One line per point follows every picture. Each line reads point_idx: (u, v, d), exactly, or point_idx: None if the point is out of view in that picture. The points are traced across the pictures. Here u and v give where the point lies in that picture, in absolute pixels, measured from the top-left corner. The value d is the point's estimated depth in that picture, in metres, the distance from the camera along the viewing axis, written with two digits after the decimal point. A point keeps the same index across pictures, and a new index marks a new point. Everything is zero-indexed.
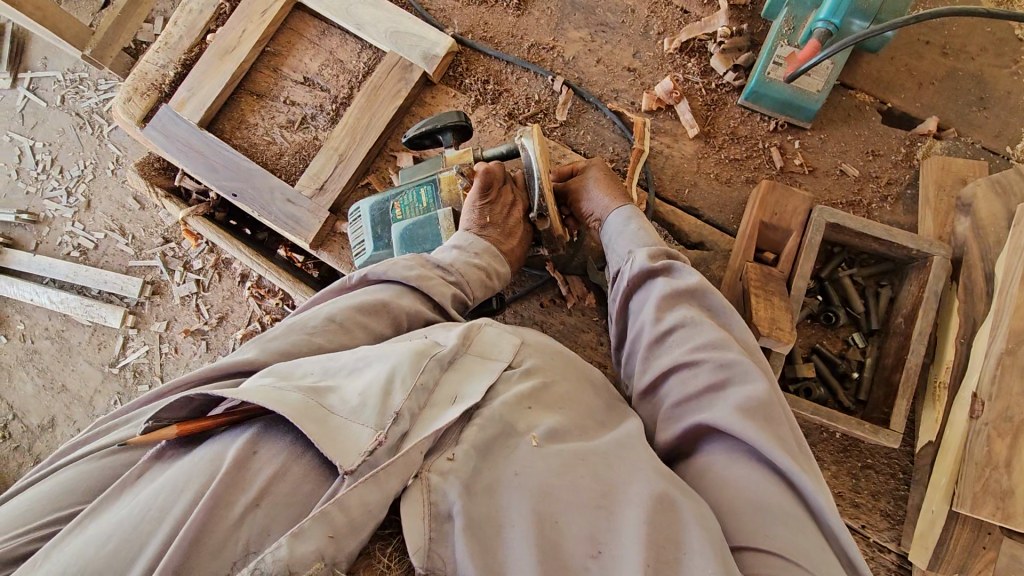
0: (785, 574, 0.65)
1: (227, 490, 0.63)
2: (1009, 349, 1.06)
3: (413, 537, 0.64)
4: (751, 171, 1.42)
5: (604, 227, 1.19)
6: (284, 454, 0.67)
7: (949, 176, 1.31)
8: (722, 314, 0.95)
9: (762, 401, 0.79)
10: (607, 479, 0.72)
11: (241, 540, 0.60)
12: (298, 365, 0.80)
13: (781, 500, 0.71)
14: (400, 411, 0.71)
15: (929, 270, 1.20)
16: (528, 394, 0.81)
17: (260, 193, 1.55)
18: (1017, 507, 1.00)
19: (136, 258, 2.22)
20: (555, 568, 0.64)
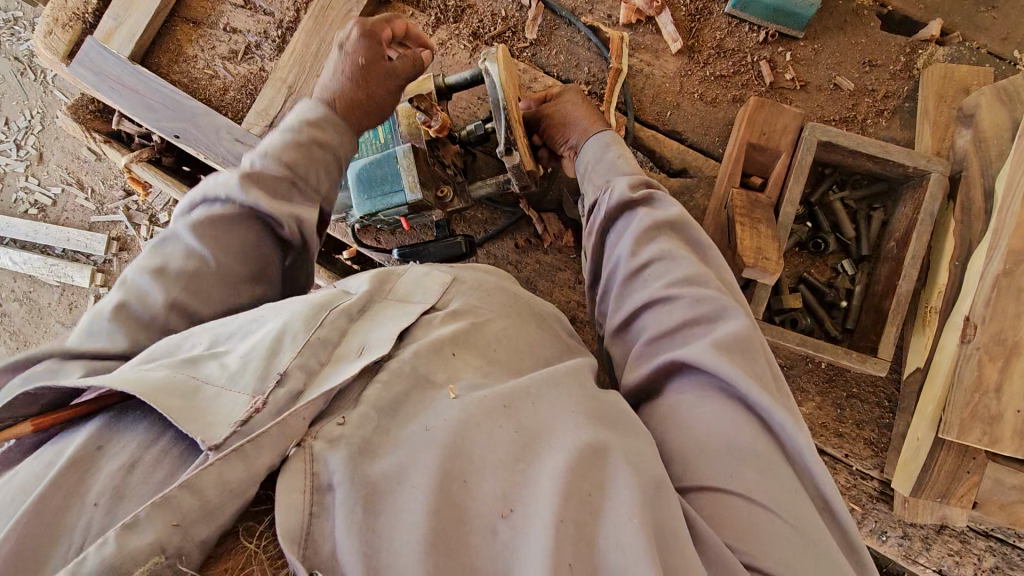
0: (750, 518, 0.61)
1: (59, 491, 0.55)
2: (1006, 270, 1.00)
3: (287, 514, 0.55)
4: (739, 88, 1.30)
5: (578, 156, 1.08)
6: (137, 442, 0.59)
7: (952, 85, 1.20)
8: (702, 247, 0.88)
9: (741, 337, 0.73)
10: (531, 427, 0.66)
11: (71, 544, 0.52)
12: (187, 337, 0.73)
13: (752, 441, 0.66)
14: (285, 371, 0.64)
15: (925, 188, 1.12)
16: (445, 341, 0.74)
17: (205, 133, 1.42)
18: (1004, 433, 0.97)
19: (98, 213, 2.20)
20: (452, 532, 0.57)
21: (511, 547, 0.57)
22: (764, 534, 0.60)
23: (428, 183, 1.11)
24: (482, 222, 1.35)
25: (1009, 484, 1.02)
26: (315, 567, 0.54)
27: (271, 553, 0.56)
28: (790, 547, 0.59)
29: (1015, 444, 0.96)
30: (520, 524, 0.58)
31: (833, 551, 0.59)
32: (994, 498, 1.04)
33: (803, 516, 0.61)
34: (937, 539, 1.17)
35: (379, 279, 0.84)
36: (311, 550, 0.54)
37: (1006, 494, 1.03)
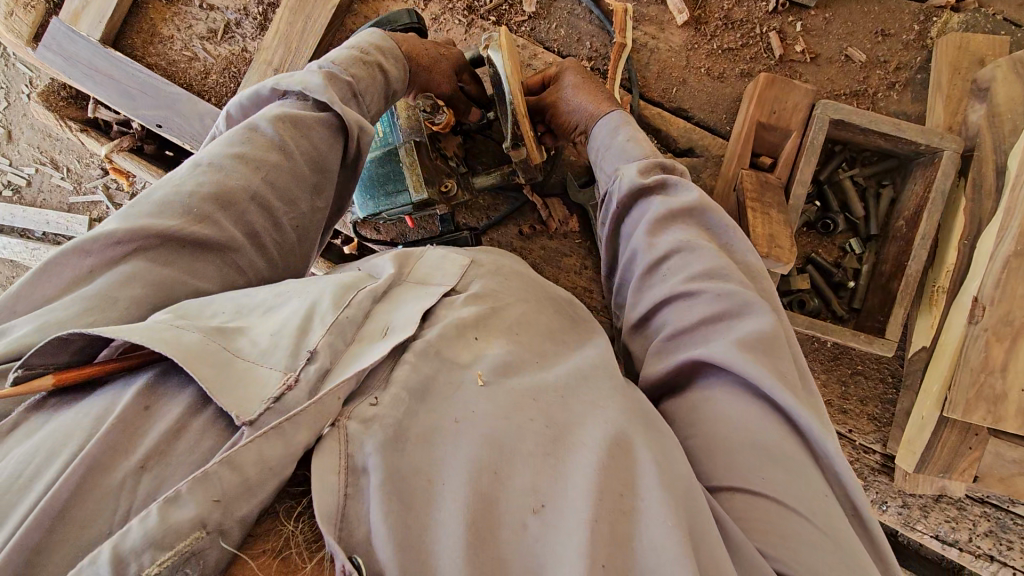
0: (774, 520, 0.61)
1: (107, 451, 0.55)
2: (1016, 251, 1.00)
3: (323, 496, 0.55)
4: (747, 61, 1.25)
5: (589, 138, 1.05)
6: (180, 407, 0.59)
7: (967, 56, 1.16)
8: (722, 236, 0.85)
9: (764, 334, 0.72)
10: (560, 421, 0.65)
11: (118, 507, 0.53)
12: (212, 301, 0.72)
13: (778, 441, 0.66)
14: (316, 349, 0.64)
15: (937, 167, 1.10)
16: (467, 319, 0.74)
17: (187, 120, 1.35)
18: (1007, 412, 0.99)
19: (76, 193, 2.15)
20: (488, 529, 0.57)
21: (544, 546, 0.56)
22: (788, 535, 0.60)
23: (432, 180, 1.10)
24: (485, 207, 1.33)
25: (1009, 458, 1.05)
26: (353, 550, 0.55)
27: (306, 536, 0.57)
28: (816, 547, 0.59)
29: (1019, 422, 0.99)
30: (554, 522, 0.57)
31: (859, 552, 0.59)
32: (994, 471, 1.06)
33: (830, 517, 0.61)
34: (935, 507, 1.22)
35: (398, 261, 0.84)
36: (347, 531, 0.55)
37: (1005, 467, 1.05)
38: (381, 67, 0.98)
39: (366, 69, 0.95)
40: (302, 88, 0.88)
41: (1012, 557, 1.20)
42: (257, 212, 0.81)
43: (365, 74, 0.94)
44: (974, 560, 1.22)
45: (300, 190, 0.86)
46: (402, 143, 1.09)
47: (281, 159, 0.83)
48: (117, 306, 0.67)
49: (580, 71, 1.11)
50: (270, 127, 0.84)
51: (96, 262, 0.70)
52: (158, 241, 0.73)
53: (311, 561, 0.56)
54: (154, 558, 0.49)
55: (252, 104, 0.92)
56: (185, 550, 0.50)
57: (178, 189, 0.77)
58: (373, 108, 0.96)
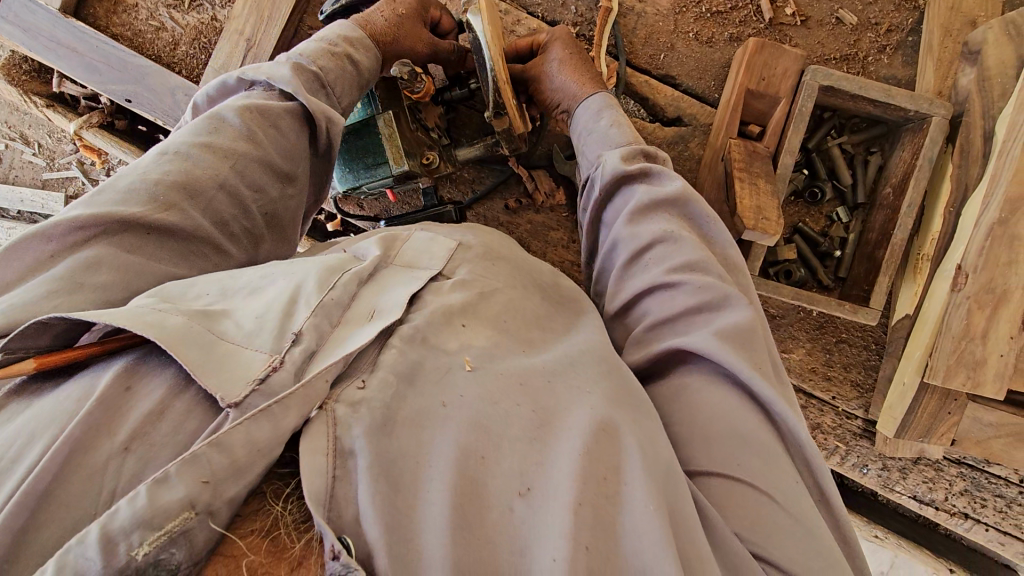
0: (751, 505, 0.62)
1: (90, 432, 0.54)
2: (1001, 218, 1.00)
3: (312, 478, 0.54)
4: (736, 25, 1.22)
5: (571, 121, 1.04)
6: (163, 390, 0.58)
7: (958, 17, 1.14)
8: (704, 227, 0.86)
9: (745, 326, 0.72)
10: (546, 407, 0.64)
11: (104, 488, 0.52)
12: (194, 283, 0.70)
13: (755, 428, 0.66)
14: (301, 330, 0.63)
15: (925, 134, 1.09)
16: (454, 303, 0.74)
17: (157, 95, 1.30)
18: (985, 377, 1.02)
19: (49, 170, 2.09)
20: (471, 515, 0.56)
21: (530, 528, 0.56)
22: (763, 521, 0.61)
23: (412, 150, 1.07)
24: (469, 181, 1.32)
25: (986, 422, 1.08)
26: (341, 530, 0.54)
27: (295, 517, 0.57)
28: (789, 532, 0.60)
29: (997, 387, 1.01)
30: (539, 505, 0.57)
31: (830, 540, 0.61)
32: (971, 435, 1.09)
33: (803, 503, 0.62)
34: (913, 469, 1.26)
35: (385, 244, 0.83)
36: (336, 512, 0.55)
37: (982, 431, 1.08)
38: (351, 56, 0.97)
39: (336, 60, 0.95)
40: (269, 80, 0.89)
41: (985, 514, 1.24)
42: (225, 199, 0.79)
43: (333, 65, 0.94)
44: (949, 518, 1.27)
45: (267, 175, 0.85)
46: (379, 114, 1.06)
47: (250, 149, 0.82)
48: (86, 287, 0.65)
49: (568, 43, 1.07)
50: (236, 116, 0.83)
51: (59, 246, 0.67)
52: (122, 224, 0.70)
53: (300, 541, 0.56)
54: (143, 538, 0.48)
55: (219, 94, 0.93)
56: (175, 530, 0.50)
57: (145, 176, 0.75)
58: (344, 100, 0.96)
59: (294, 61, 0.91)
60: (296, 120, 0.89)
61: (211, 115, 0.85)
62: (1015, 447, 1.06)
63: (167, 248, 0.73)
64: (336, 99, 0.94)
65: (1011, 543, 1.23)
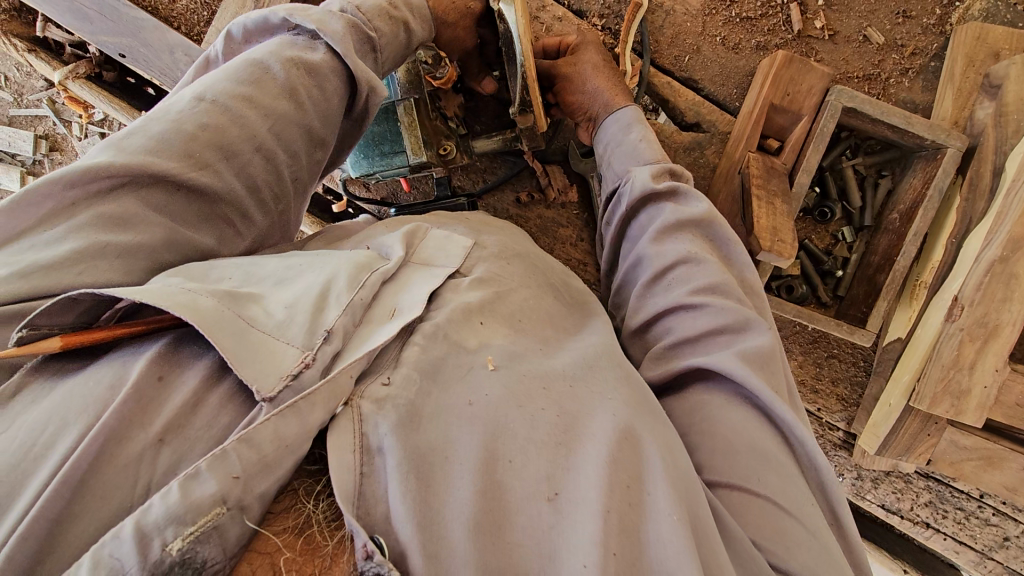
0: (768, 517, 0.63)
1: (124, 421, 0.52)
2: (1002, 256, 1.03)
3: (340, 474, 0.54)
4: (764, 33, 1.20)
5: (598, 133, 1.03)
6: (197, 380, 0.57)
7: (983, 48, 1.14)
8: (726, 250, 0.87)
9: (767, 351, 0.73)
10: (569, 412, 0.64)
11: (139, 481, 0.51)
12: (213, 265, 0.68)
13: (771, 446, 0.68)
14: (332, 329, 0.61)
15: (939, 163, 1.10)
16: (474, 303, 0.73)
17: (155, 52, 1.22)
18: (968, 407, 1.07)
19: (16, 106, 1.97)
20: (498, 518, 0.56)
21: (557, 535, 0.55)
22: (780, 533, 0.62)
23: (431, 141, 1.06)
24: (482, 172, 1.32)
25: (961, 445, 1.14)
26: (373, 527, 0.55)
27: (326, 515, 0.57)
28: (807, 544, 0.61)
29: (976, 416, 1.06)
30: (567, 510, 0.56)
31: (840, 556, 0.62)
32: (945, 457, 1.15)
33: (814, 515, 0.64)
34: (885, 480, 1.35)
35: (406, 240, 0.81)
36: (365, 510, 0.55)
37: (956, 453, 1.14)
38: (406, 23, 0.89)
39: (391, 24, 0.86)
40: (317, 29, 0.78)
41: (944, 525, 1.33)
42: (260, 163, 0.73)
43: (388, 29, 0.86)
44: (910, 526, 1.36)
45: (303, 141, 0.78)
46: (400, 101, 1.04)
47: (288, 108, 0.75)
48: (110, 254, 0.61)
49: (600, 49, 1.07)
50: (281, 67, 0.75)
51: (81, 194, 0.62)
52: (153, 180, 0.65)
53: (332, 539, 0.56)
54: (177, 532, 0.47)
55: (258, 30, 0.82)
56: (207, 525, 0.49)
57: (178, 124, 0.68)
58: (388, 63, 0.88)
59: (347, 16, 0.82)
60: (340, 80, 0.80)
61: (250, 60, 0.76)
62: (983, 470, 1.13)
63: (191, 211, 0.69)
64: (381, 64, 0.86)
65: (965, 552, 1.32)
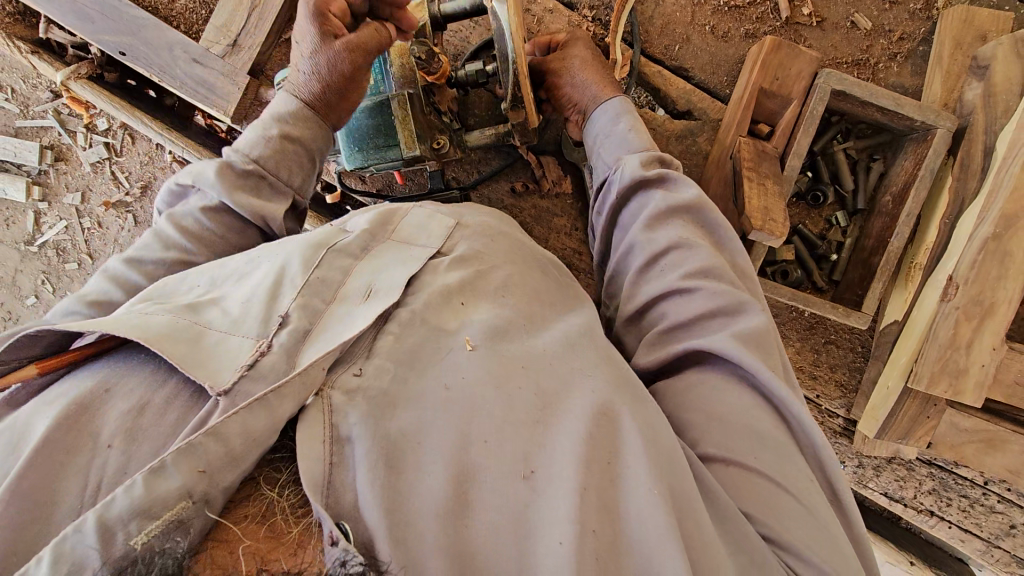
0: (761, 493, 0.63)
1: (74, 433, 0.56)
2: (994, 234, 1.03)
3: (308, 464, 0.55)
4: (752, 21, 1.21)
5: (588, 125, 1.04)
6: (145, 384, 0.59)
7: (970, 31, 1.15)
8: (717, 232, 0.86)
9: (761, 330, 0.73)
10: (547, 390, 0.64)
11: (88, 484, 0.53)
12: (185, 278, 0.74)
13: (768, 425, 0.67)
14: (285, 314, 0.64)
15: (930, 144, 1.11)
16: (453, 286, 0.74)
17: (156, 51, 1.25)
18: (966, 386, 1.05)
19: (22, 118, 2.00)
20: (469, 496, 0.57)
21: (533, 511, 0.56)
22: (774, 510, 0.62)
23: (424, 135, 1.06)
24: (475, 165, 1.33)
25: (962, 427, 1.13)
26: (340, 517, 0.55)
27: (293, 502, 0.56)
28: (801, 520, 0.61)
29: (976, 396, 1.05)
30: (541, 487, 0.57)
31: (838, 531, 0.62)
32: (946, 439, 1.14)
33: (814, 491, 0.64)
34: (887, 467, 1.33)
35: (380, 220, 0.82)
36: (333, 499, 0.55)
37: (956, 436, 1.13)
38: (292, 136, 0.94)
39: (277, 150, 0.93)
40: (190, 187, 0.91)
41: (949, 513, 1.31)
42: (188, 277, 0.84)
43: (274, 154, 0.93)
44: (915, 514, 1.34)
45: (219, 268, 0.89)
46: (393, 94, 1.03)
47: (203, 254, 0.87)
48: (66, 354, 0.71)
49: (588, 44, 1.09)
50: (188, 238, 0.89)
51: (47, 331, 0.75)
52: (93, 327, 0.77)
53: (297, 526, 0.55)
54: (141, 527, 0.48)
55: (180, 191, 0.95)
56: (172, 519, 0.50)
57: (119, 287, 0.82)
58: (295, 181, 0.96)
59: (223, 159, 0.92)
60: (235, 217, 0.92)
61: (175, 216, 0.91)
62: (985, 452, 1.11)
63: None
64: (285, 184, 0.95)
65: (971, 541, 1.30)
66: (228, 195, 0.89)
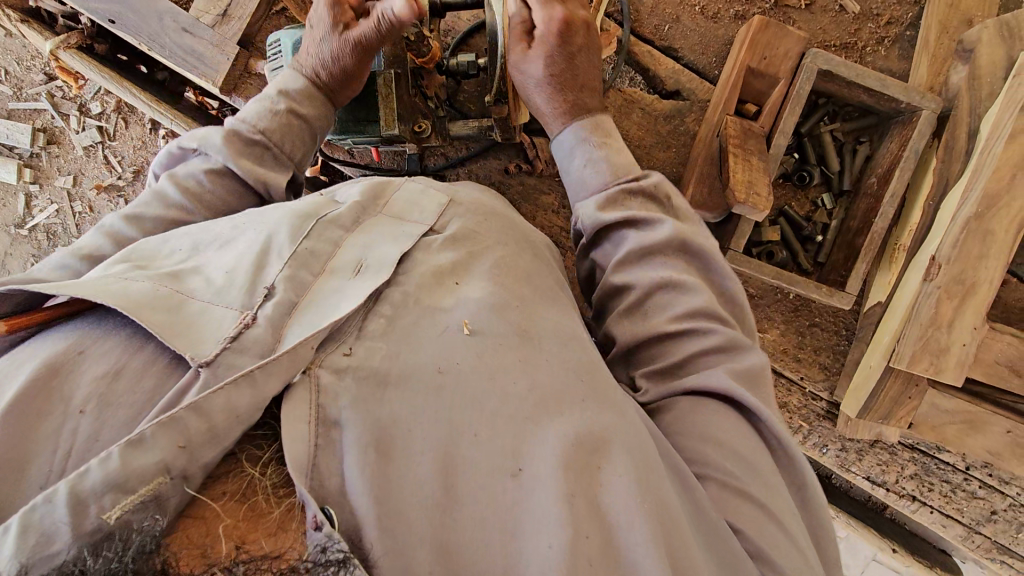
0: (744, 512, 0.61)
1: (44, 398, 0.55)
2: (976, 214, 1.04)
3: (294, 445, 0.54)
4: (742, 3, 1.22)
5: (554, 143, 0.96)
6: (119, 350, 0.59)
7: (957, 15, 1.16)
8: (711, 268, 0.83)
9: (756, 369, 0.73)
10: (541, 384, 0.63)
11: (60, 448, 0.53)
12: (168, 240, 0.75)
13: (759, 457, 0.66)
14: (272, 285, 0.64)
15: (914, 126, 1.11)
16: (445, 265, 0.74)
17: (147, 21, 1.25)
18: (947, 364, 1.07)
19: (15, 100, 2.00)
20: (456, 491, 0.56)
21: (521, 508, 0.56)
22: (759, 529, 0.60)
23: (405, 116, 1.05)
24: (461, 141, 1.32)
25: (943, 408, 1.13)
26: (326, 500, 0.54)
27: (276, 481, 0.55)
28: (784, 544, 0.59)
29: (955, 374, 1.06)
30: (530, 486, 0.57)
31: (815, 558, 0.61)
32: (928, 421, 1.14)
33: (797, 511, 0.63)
34: (869, 451, 1.32)
35: (373, 192, 0.83)
36: (319, 481, 0.54)
37: (938, 417, 1.13)
38: (297, 112, 0.96)
39: (281, 119, 0.94)
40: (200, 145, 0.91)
41: (931, 498, 1.31)
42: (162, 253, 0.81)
43: (279, 124, 0.94)
44: (897, 499, 1.34)
45: None
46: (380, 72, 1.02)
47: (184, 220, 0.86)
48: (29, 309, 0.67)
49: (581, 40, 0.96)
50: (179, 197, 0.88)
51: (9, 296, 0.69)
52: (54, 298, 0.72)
53: (280, 506, 0.54)
54: (115, 501, 0.47)
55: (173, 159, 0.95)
56: (147, 494, 0.49)
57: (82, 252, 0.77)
58: (295, 155, 0.97)
59: (233, 127, 0.93)
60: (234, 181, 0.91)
61: (173, 176, 0.90)
62: (967, 434, 1.12)
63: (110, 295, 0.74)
64: (285, 156, 0.95)
65: (952, 526, 1.31)
66: (231, 160, 0.90)
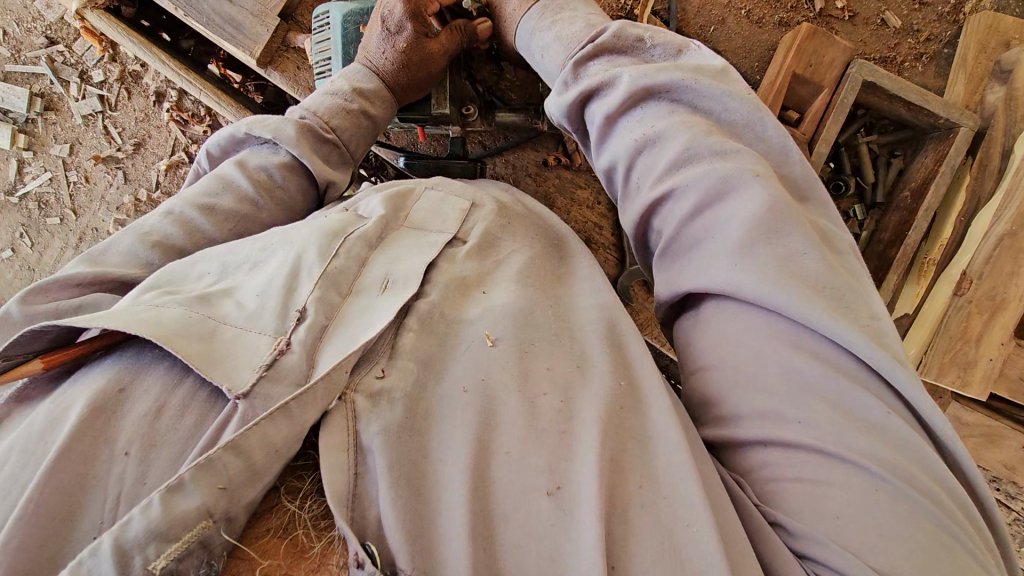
0: (807, 470, 0.53)
1: (86, 440, 0.53)
2: (1010, 231, 1.06)
3: (333, 475, 0.53)
4: (788, 10, 1.23)
5: (531, 37, 0.86)
6: (158, 386, 0.57)
7: (995, 37, 1.18)
8: (714, 109, 0.68)
9: (762, 210, 0.59)
10: (572, 399, 0.60)
11: (109, 496, 0.51)
12: (196, 263, 0.71)
13: (814, 377, 0.54)
14: (305, 308, 0.62)
15: (951, 143, 1.13)
16: (470, 276, 0.73)
17: None
18: (973, 377, 1.09)
19: (13, 62, 1.93)
20: (489, 515, 0.53)
21: (558, 528, 0.51)
22: (829, 489, 0.51)
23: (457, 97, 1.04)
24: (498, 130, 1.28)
25: (965, 421, 1.18)
26: (365, 535, 0.53)
27: (315, 514, 0.56)
28: (864, 501, 0.50)
29: (982, 387, 1.09)
30: (568, 505, 0.52)
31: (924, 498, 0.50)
32: None
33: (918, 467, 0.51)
34: None
35: (394, 203, 0.80)
36: (359, 513, 0.53)
37: (960, 429, 1.18)
38: (367, 111, 0.96)
39: (351, 118, 0.95)
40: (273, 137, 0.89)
41: None
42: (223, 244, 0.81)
43: (348, 123, 0.95)
44: None
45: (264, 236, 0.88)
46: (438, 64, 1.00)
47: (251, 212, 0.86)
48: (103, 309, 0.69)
49: None
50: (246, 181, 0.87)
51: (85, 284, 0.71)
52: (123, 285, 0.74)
53: (320, 541, 0.55)
54: (159, 551, 0.47)
55: (231, 142, 0.94)
56: (193, 540, 0.49)
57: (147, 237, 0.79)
58: (358, 153, 0.98)
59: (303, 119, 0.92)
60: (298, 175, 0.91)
61: (240, 160, 0.90)
62: (984, 447, 1.16)
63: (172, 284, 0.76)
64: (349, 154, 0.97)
65: None
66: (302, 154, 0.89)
